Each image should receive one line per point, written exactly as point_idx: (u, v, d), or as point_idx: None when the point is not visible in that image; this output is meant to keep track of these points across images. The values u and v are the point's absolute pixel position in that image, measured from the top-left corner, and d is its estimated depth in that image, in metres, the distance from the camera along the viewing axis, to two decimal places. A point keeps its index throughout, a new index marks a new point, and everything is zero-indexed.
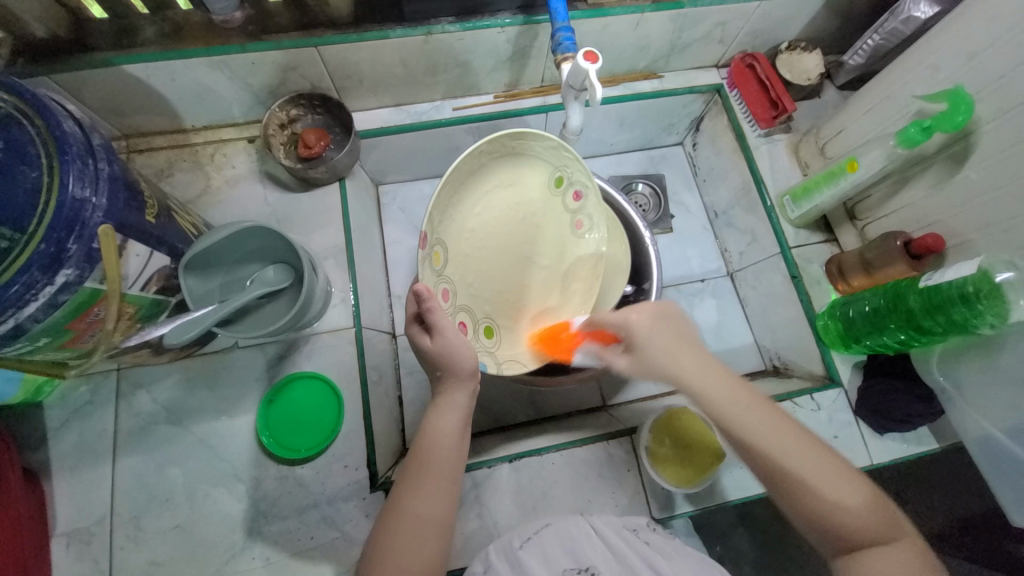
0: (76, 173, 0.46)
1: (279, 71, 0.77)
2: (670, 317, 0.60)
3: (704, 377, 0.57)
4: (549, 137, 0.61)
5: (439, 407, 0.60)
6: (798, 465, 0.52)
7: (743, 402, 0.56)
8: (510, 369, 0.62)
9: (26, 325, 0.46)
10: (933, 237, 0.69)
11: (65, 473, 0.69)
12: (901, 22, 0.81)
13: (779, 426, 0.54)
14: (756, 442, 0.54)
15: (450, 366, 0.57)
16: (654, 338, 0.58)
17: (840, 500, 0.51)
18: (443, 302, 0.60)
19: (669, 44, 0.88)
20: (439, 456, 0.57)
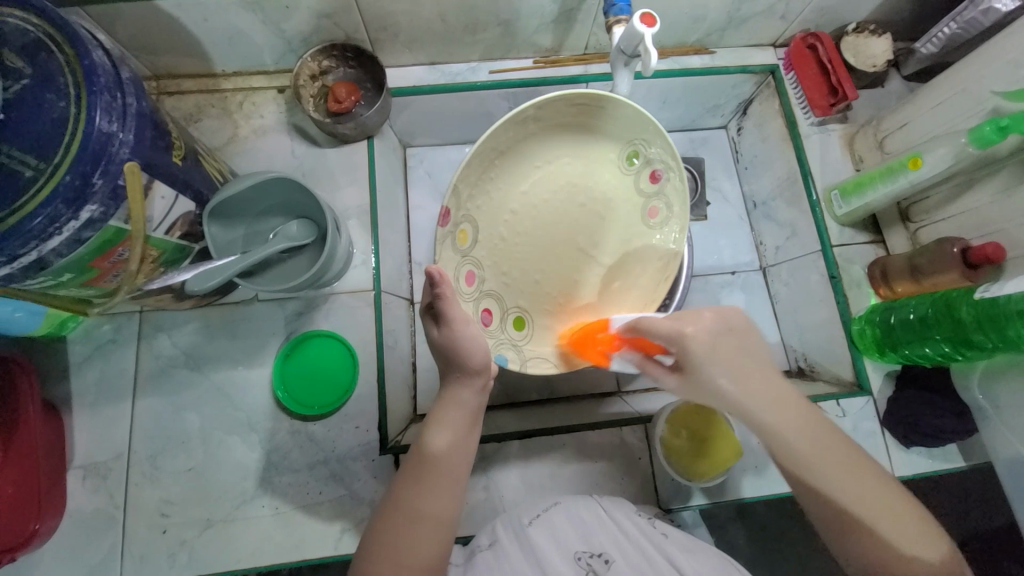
0: (103, 106, 0.44)
1: (314, 18, 0.74)
2: (732, 329, 0.55)
3: (770, 404, 0.53)
4: (622, 110, 0.63)
5: (445, 398, 0.59)
6: (863, 509, 0.49)
7: (810, 436, 0.52)
8: (533, 366, 0.66)
9: (50, 259, 0.45)
10: (994, 245, 0.64)
11: (86, 408, 0.71)
12: (980, 12, 0.74)
13: (844, 462, 0.51)
14: (824, 481, 0.51)
15: (458, 359, 0.58)
16: (712, 352, 0.54)
17: (908, 551, 0.48)
18: (466, 285, 0.65)
19: (726, 16, 0.82)
20: (444, 448, 0.57)
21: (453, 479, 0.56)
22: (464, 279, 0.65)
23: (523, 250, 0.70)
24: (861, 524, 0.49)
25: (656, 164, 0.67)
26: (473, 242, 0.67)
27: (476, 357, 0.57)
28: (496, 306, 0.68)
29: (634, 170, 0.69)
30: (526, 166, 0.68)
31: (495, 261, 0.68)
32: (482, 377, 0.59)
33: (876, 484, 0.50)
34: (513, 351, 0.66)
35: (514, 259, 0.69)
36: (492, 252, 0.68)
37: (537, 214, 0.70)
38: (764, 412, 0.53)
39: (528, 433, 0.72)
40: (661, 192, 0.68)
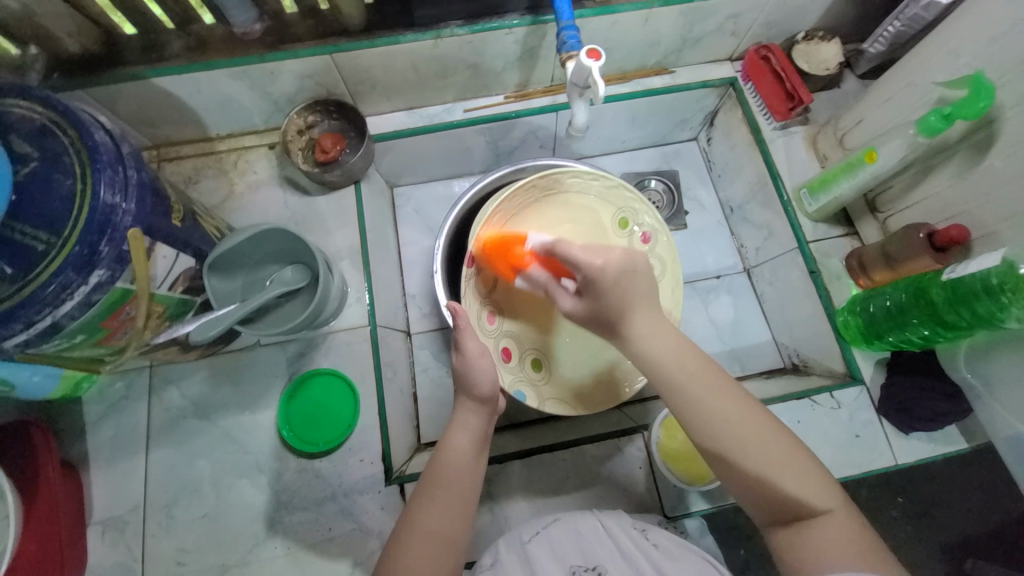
0: (107, 180, 0.49)
1: (297, 79, 0.80)
2: (637, 271, 0.58)
3: (660, 344, 0.56)
4: (613, 179, 0.76)
5: (453, 424, 0.62)
6: (744, 439, 0.52)
7: (694, 372, 0.55)
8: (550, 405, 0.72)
9: (63, 323, 0.49)
10: (958, 228, 0.66)
11: (102, 464, 0.73)
12: (921, 7, 0.77)
13: (723, 394, 0.54)
14: (709, 416, 0.53)
15: (468, 385, 0.63)
16: (613, 293, 0.57)
17: (787, 485, 0.51)
18: (488, 325, 0.73)
19: (680, 39, 0.88)
20: (448, 470, 0.59)
21: (461, 504, 0.58)
22: (487, 319, 0.73)
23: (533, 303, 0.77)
24: (744, 457, 0.52)
25: (645, 228, 0.78)
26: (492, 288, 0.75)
27: (487, 386, 0.62)
28: (514, 347, 0.75)
29: (628, 234, 0.79)
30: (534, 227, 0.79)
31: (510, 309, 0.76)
32: (491, 403, 0.63)
33: (762, 423, 0.53)
34: (531, 390, 0.73)
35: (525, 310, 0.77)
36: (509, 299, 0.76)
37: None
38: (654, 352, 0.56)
39: (528, 452, 0.74)
40: (651, 253, 0.79)
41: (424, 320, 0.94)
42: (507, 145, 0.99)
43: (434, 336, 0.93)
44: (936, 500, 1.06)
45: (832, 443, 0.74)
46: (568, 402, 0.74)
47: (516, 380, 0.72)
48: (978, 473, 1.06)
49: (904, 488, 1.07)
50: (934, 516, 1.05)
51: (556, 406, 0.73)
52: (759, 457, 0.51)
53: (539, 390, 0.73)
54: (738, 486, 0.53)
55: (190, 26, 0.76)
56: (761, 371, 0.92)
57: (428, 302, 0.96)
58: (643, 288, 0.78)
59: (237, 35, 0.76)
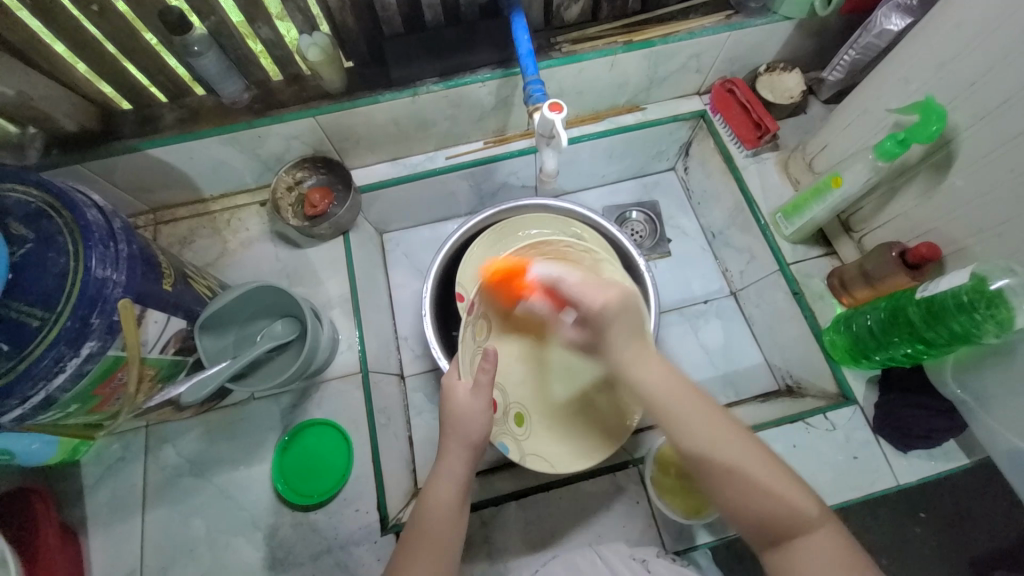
0: (98, 256, 0.52)
1: (284, 140, 0.85)
2: (633, 309, 0.56)
3: (650, 370, 0.54)
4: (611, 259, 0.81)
5: (436, 474, 0.61)
6: (731, 462, 0.51)
7: (681, 398, 0.53)
8: (531, 462, 0.70)
9: (56, 395, 0.51)
10: (928, 245, 0.67)
11: (99, 528, 0.73)
12: (874, 35, 0.82)
13: (716, 424, 0.52)
14: (694, 440, 0.52)
15: (459, 429, 0.62)
16: (612, 326, 0.56)
17: (782, 502, 0.50)
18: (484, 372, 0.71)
19: (647, 78, 0.92)
20: (436, 526, 0.58)
21: (448, 556, 0.57)
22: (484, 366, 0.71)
23: (519, 362, 0.77)
24: (736, 483, 0.50)
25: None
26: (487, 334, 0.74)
27: (479, 434, 0.62)
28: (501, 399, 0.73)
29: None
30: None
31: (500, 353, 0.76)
32: (477, 450, 0.63)
33: (745, 446, 0.52)
34: (514, 443, 0.71)
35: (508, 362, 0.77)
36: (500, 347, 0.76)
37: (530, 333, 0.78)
38: (647, 374, 0.54)
39: (523, 492, 0.74)
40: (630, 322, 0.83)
41: (416, 361, 0.95)
42: (489, 187, 1.03)
43: (427, 377, 0.94)
44: (953, 514, 1.02)
45: (829, 466, 0.73)
46: (549, 460, 0.71)
47: (500, 432, 0.71)
48: (994, 486, 1.03)
49: (919, 504, 1.04)
50: (954, 533, 1.02)
51: (534, 460, 0.71)
52: (746, 477, 0.50)
53: (520, 443, 0.72)
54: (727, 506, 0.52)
55: (183, 99, 0.82)
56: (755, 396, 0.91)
57: (419, 344, 0.97)
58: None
59: (227, 105, 0.81)
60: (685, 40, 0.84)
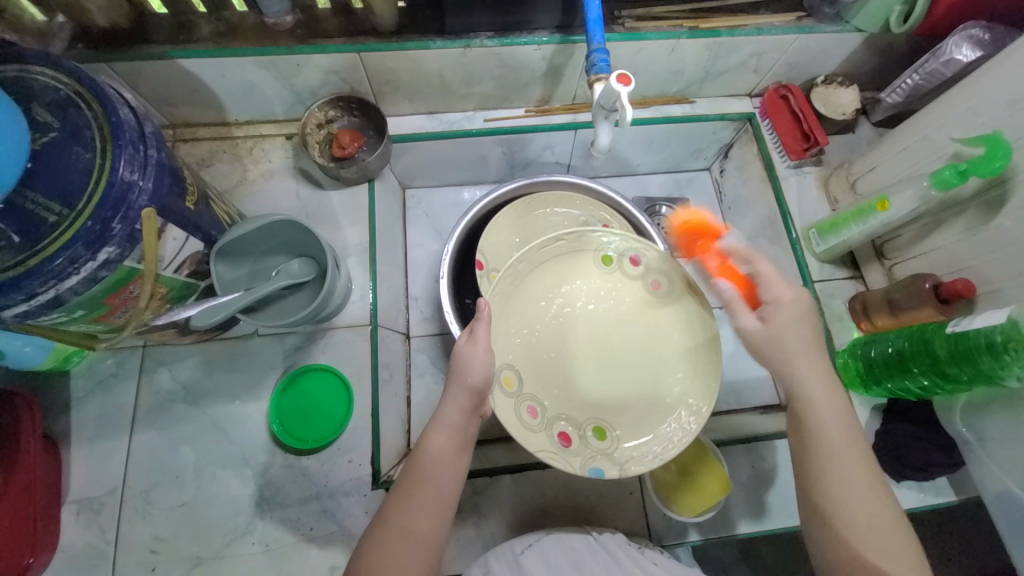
0: (127, 158, 0.49)
1: (322, 73, 0.80)
2: (810, 314, 0.63)
3: (826, 395, 0.59)
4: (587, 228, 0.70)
5: (434, 416, 0.58)
6: (844, 498, 0.54)
7: (841, 433, 0.57)
8: (634, 467, 0.62)
9: (66, 297, 0.49)
10: (964, 282, 0.67)
11: (84, 442, 0.72)
12: (942, 63, 0.79)
13: (852, 459, 0.55)
14: (826, 464, 0.56)
15: (459, 374, 0.58)
16: (773, 340, 0.61)
17: (882, 561, 0.51)
18: (533, 417, 0.63)
19: (703, 70, 0.89)
20: (432, 472, 0.56)
21: (439, 499, 0.55)
22: (527, 413, 0.63)
23: (573, 380, 0.68)
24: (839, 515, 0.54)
25: (629, 252, 0.71)
26: (518, 381, 0.65)
27: (481, 377, 0.58)
28: (570, 426, 0.65)
29: (615, 266, 0.72)
30: (533, 305, 0.70)
31: (543, 386, 0.67)
32: (477, 397, 0.58)
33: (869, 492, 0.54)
34: (606, 462, 0.63)
35: (559, 380, 0.68)
36: (540, 380, 0.67)
37: (574, 343, 0.70)
38: (809, 382, 0.59)
39: (519, 467, 0.74)
40: (646, 270, 0.71)
41: (424, 323, 0.94)
42: (522, 157, 1.00)
43: (433, 341, 0.92)
44: (920, 547, 1.06)
45: None
46: (644, 449, 0.64)
47: (588, 456, 0.63)
48: (963, 524, 1.07)
49: None
50: None
51: (640, 462, 0.63)
52: (857, 523, 0.53)
53: (614, 456, 0.63)
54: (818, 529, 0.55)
55: (222, 12, 0.77)
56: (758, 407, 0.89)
57: (429, 306, 0.95)
58: (655, 313, 0.70)
59: (268, 25, 0.76)
60: (752, 35, 0.81)
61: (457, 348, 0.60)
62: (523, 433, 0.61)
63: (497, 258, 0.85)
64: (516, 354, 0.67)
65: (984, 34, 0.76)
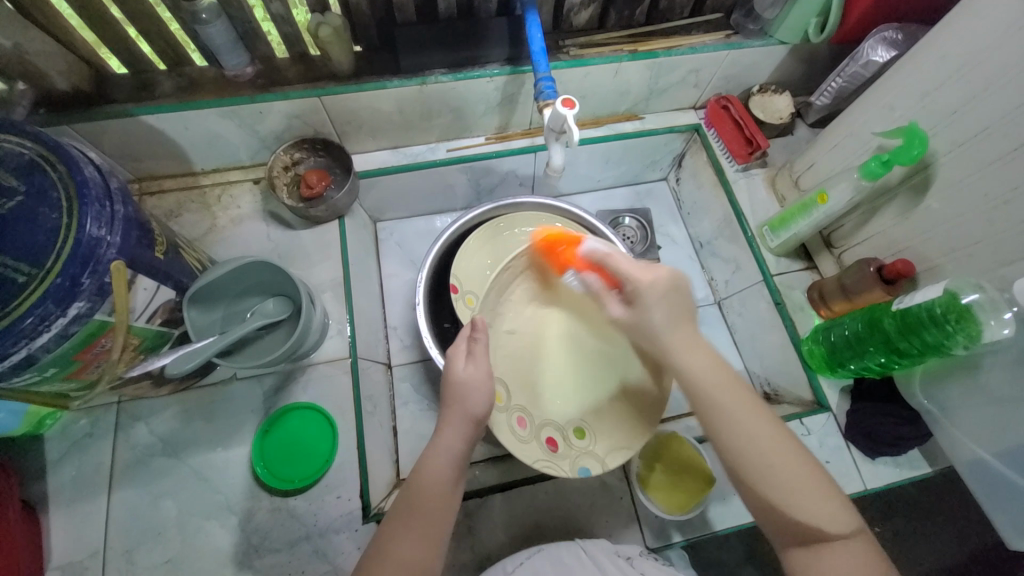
0: (93, 215, 0.50)
1: (286, 118, 0.83)
2: (679, 289, 0.59)
3: (698, 365, 0.56)
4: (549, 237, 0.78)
5: (432, 451, 0.59)
6: (763, 461, 0.52)
7: (729, 388, 0.55)
8: (613, 460, 0.68)
9: (38, 355, 0.49)
10: (903, 262, 0.72)
11: (59, 507, 0.69)
12: (860, 65, 0.86)
13: (752, 415, 0.54)
14: (733, 436, 0.53)
15: (460, 403, 0.60)
16: (663, 321, 0.58)
17: (812, 513, 0.50)
18: (520, 428, 0.69)
19: (648, 89, 0.95)
20: (428, 505, 0.56)
21: (438, 535, 0.56)
22: (517, 424, 0.69)
23: (549, 385, 0.76)
24: (762, 480, 0.52)
25: None
26: (507, 398, 0.71)
27: (481, 407, 0.60)
28: (555, 432, 0.72)
29: None
30: (508, 309, 0.80)
31: (529, 398, 0.74)
32: (475, 425, 0.60)
33: (783, 444, 0.53)
34: (593, 460, 0.69)
35: (538, 381, 0.76)
36: (524, 389, 0.74)
37: (548, 345, 0.79)
38: (690, 366, 0.56)
39: (510, 483, 0.75)
40: (612, 267, 0.78)
41: (405, 352, 0.94)
42: (488, 183, 1.04)
43: (415, 368, 0.93)
44: (913, 526, 1.08)
45: None
46: (620, 442, 0.70)
47: (574, 457, 0.69)
48: (951, 499, 1.09)
49: (882, 513, 1.09)
50: (914, 543, 1.07)
51: (620, 453, 0.69)
52: (780, 482, 0.51)
53: (597, 452, 0.70)
54: (752, 501, 0.53)
55: (182, 68, 0.79)
56: None
57: (409, 334, 0.96)
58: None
59: (229, 77, 0.79)
60: (687, 54, 0.88)
61: (457, 373, 0.61)
62: (517, 445, 0.68)
63: (471, 280, 0.87)
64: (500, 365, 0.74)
65: (896, 35, 0.84)
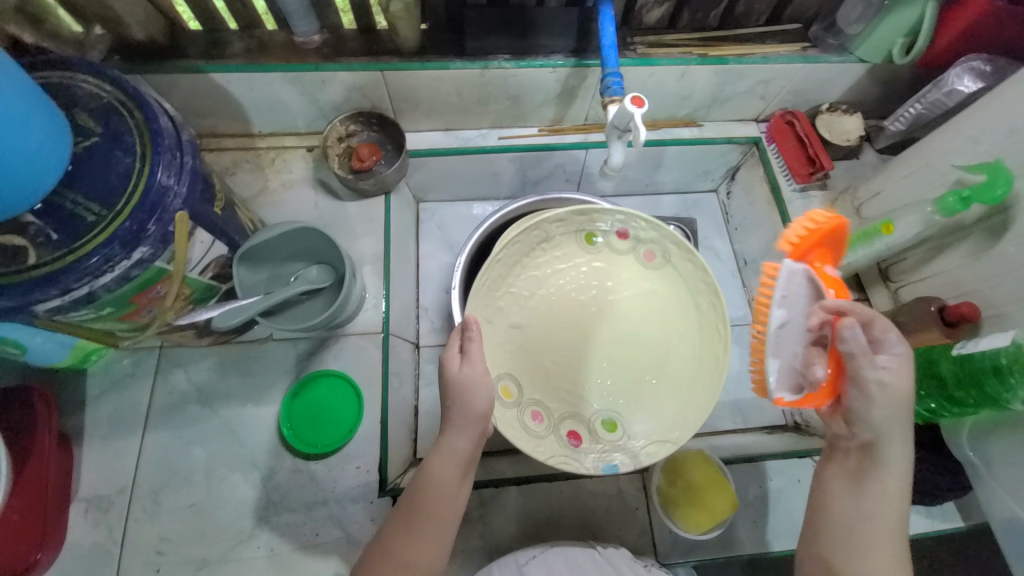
0: (165, 164, 0.52)
1: (346, 89, 0.84)
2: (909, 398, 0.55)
3: (893, 460, 0.55)
4: (558, 213, 0.69)
5: (437, 451, 0.57)
6: (869, 542, 0.53)
7: (897, 489, 0.54)
8: (651, 454, 0.64)
9: (99, 293, 0.51)
10: (968, 305, 0.69)
11: (97, 440, 0.73)
12: (944, 93, 0.81)
13: (895, 522, 0.54)
14: (868, 507, 0.54)
15: (461, 404, 0.57)
16: (883, 409, 0.54)
17: None
18: (536, 423, 0.65)
19: (711, 96, 0.92)
20: (435, 506, 0.56)
21: (445, 531, 0.56)
22: (532, 418, 0.65)
23: (570, 372, 0.70)
24: (856, 548, 0.53)
25: (612, 229, 0.72)
26: (517, 391, 0.66)
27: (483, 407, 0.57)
28: (578, 424, 0.67)
29: (600, 245, 0.73)
30: (516, 294, 0.71)
31: (543, 388, 0.68)
32: (481, 425, 0.57)
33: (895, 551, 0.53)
34: (622, 454, 0.64)
35: (553, 366, 0.70)
36: (539, 376, 0.69)
37: (565, 331, 0.72)
38: (885, 447, 0.55)
39: (526, 478, 0.74)
40: (636, 242, 0.72)
41: (434, 334, 0.95)
42: (534, 174, 1.03)
43: (442, 351, 0.93)
44: None
45: None
46: (655, 436, 0.65)
47: (600, 452, 0.64)
48: (977, 558, 1.04)
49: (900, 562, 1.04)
50: None
51: (657, 447, 0.64)
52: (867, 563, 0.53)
53: (629, 446, 0.65)
54: (822, 546, 0.56)
55: (253, 30, 0.81)
56: (765, 426, 0.87)
57: (440, 317, 0.96)
58: (648, 280, 0.72)
59: (297, 43, 0.80)
60: (758, 63, 0.84)
61: (452, 372, 0.58)
62: (533, 442, 0.63)
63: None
64: (510, 360, 0.68)
65: (984, 68, 0.79)
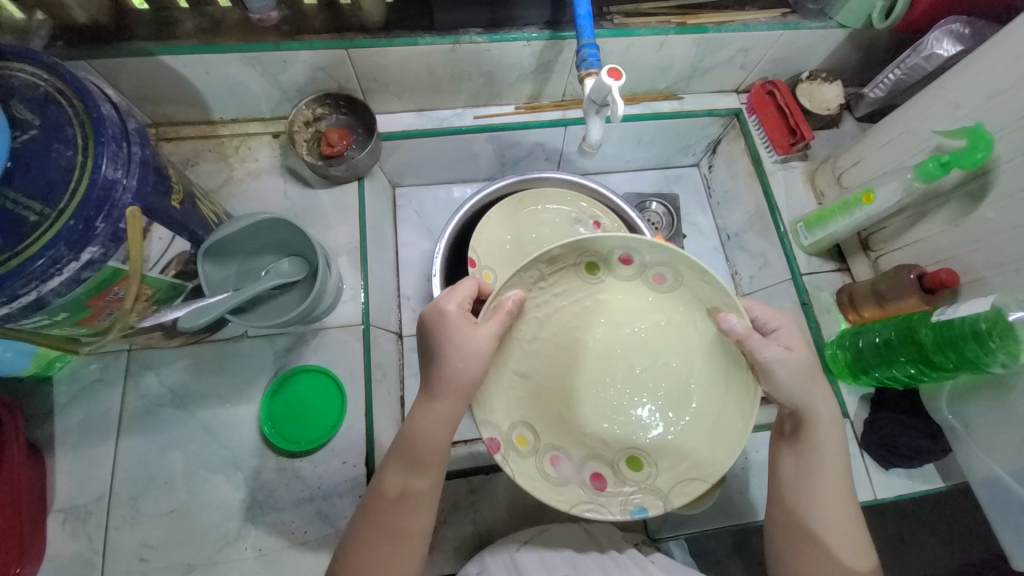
0: (109, 155, 0.48)
1: (310, 70, 0.79)
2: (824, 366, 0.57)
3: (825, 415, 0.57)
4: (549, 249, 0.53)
5: (420, 415, 0.55)
6: (817, 493, 0.57)
7: (833, 439, 0.58)
8: (679, 498, 0.56)
9: (48, 298, 0.48)
10: (947, 271, 0.69)
11: (68, 449, 0.70)
12: (923, 58, 0.80)
13: (833, 468, 0.57)
14: (810, 463, 0.58)
15: (449, 374, 0.53)
16: (793, 380, 0.55)
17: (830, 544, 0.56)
18: (555, 468, 0.59)
19: (691, 67, 0.90)
20: (414, 477, 0.55)
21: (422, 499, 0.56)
22: (550, 464, 0.59)
23: (592, 411, 0.62)
24: (807, 502, 0.58)
25: (616, 256, 0.57)
26: (532, 439, 0.59)
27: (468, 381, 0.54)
28: (600, 462, 0.60)
29: (603, 271, 0.59)
30: (514, 337, 0.60)
31: (562, 431, 0.61)
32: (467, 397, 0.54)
33: (841, 496, 0.57)
34: (647, 495, 0.57)
35: (569, 406, 0.62)
36: (553, 420, 0.61)
37: (579, 369, 0.63)
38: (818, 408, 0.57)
39: None
40: (642, 267, 0.58)
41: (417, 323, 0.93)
42: (513, 155, 1.00)
43: None
44: (910, 535, 1.08)
45: None
46: (681, 481, 0.57)
47: (625, 496, 0.57)
48: (952, 513, 1.09)
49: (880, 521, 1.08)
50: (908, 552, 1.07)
51: (685, 490, 0.56)
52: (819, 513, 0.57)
53: (658, 488, 0.57)
54: (781, 504, 0.60)
55: (205, 7, 0.75)
56: None
57: (421, 305, 0.94)
58: (656, 305, 0.60)
59: (254, 21, 0.75)
60: (737, 31, 0.82)
61: (458, 342, 0.53)
62: (553, 490, 0.56)
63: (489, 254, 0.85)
64: (513, 407, 0.60)
65: (964, 29, 0.77)
